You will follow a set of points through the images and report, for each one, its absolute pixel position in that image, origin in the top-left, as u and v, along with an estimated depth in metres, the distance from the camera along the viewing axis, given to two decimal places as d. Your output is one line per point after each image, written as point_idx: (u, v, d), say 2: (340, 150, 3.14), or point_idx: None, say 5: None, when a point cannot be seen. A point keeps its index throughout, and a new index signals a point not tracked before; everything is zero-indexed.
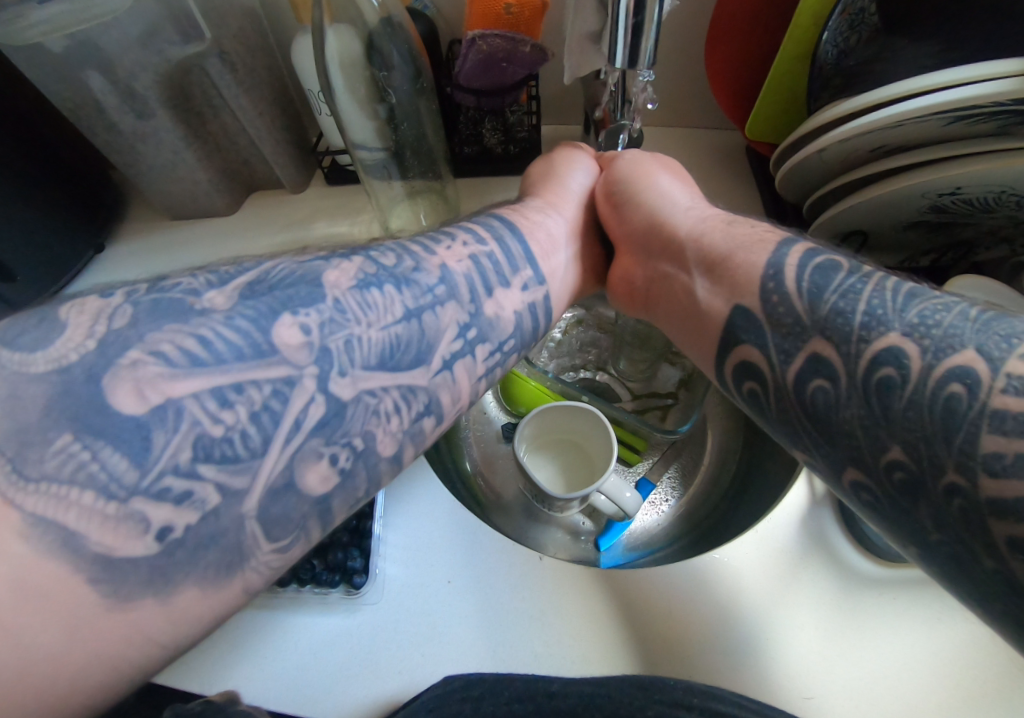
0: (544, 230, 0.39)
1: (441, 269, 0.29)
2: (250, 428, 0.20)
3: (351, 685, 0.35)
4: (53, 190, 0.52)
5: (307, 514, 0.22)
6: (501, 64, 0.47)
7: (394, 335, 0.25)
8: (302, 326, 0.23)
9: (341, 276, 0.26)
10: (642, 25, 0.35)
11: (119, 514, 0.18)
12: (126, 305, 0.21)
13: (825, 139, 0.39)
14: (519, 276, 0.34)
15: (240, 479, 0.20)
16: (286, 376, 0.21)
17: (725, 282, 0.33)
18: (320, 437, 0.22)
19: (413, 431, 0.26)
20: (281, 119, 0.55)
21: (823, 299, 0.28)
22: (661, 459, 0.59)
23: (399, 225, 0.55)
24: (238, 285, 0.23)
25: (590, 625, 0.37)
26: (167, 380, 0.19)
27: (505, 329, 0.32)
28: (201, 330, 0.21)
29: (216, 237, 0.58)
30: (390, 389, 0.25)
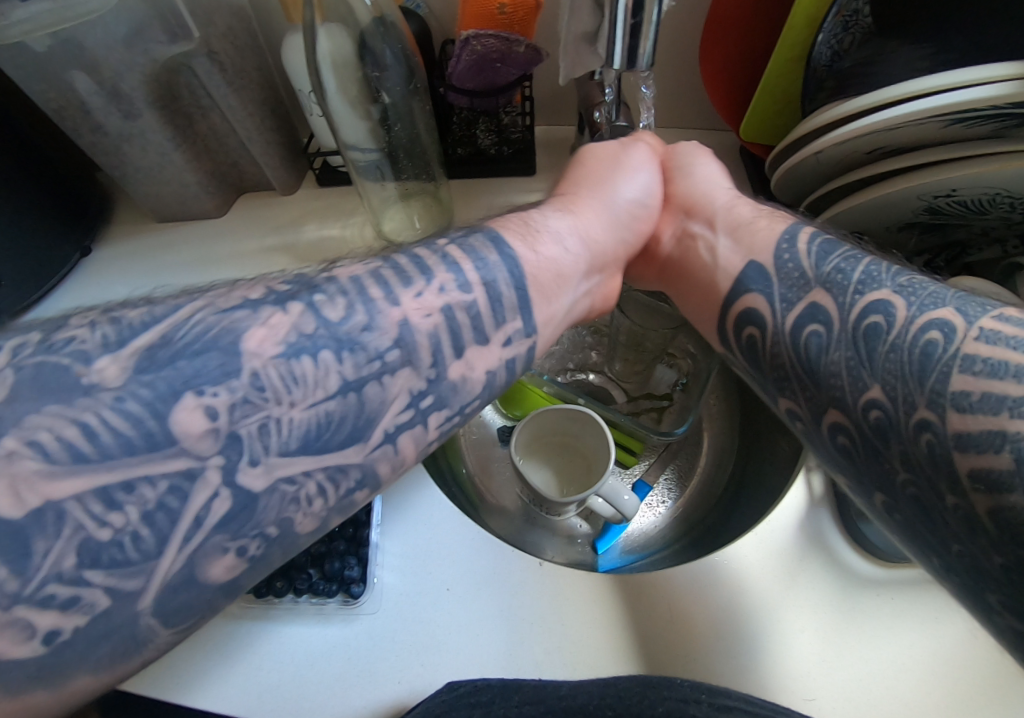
0: (554, 265, 0.33)
1: (398, 327, 0.25)
2: (143, 528, 0.18)
3: (352, 696, 0.34)
4: (32, 189, 0.50)
5: (210, 601, 0.21)
6: (495, 65, 0.47)
7: (323, 413, 0.22)
8: (207, 408, 0.20)
9: (267, 337, 0.22)
10: (641, 25, 0.35)
11: (0, 623, 0.16)
12: (7, 370, 0.18)
13: (821, 142, 0.39)
14: (502, 330, 0.29)
15: (132, 580, 0.18)
16: (184, 469, 0.19)
17: (745, 243, 0.34)
18: (225, 532, 0.20)
19: (342, 506, 0.24)
20: (272, 120, 0.54)
21: (827, 261, 0.30)
22: (657, 460, 0.58)
23: (392, 228, 0.54)
24: (136, 348, 0.20)
25: (591, 632, 0.37)
26: (44, 478, 0.17)
27: (471, 392, 0.28)
28: (86, 414, 0.18)
29: (207, 239, 0.57)
30: (314, 472, 0.22)
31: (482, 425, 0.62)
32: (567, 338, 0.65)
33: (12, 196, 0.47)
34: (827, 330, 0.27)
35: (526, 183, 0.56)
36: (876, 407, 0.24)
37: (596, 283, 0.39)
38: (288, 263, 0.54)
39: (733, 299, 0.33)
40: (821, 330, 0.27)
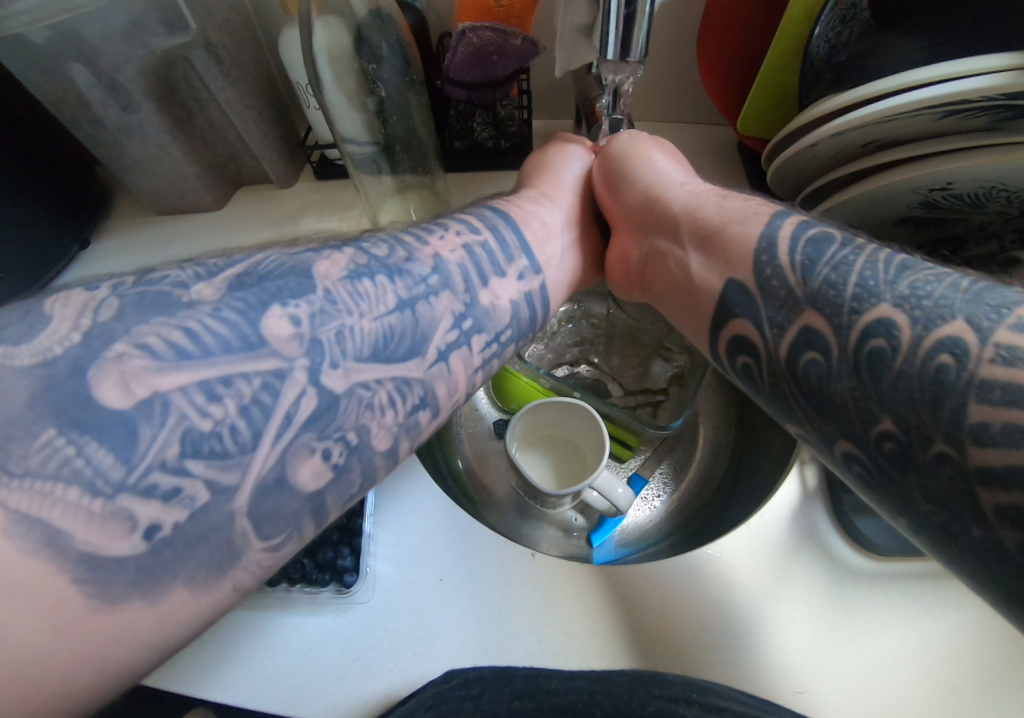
0: (538, 218, 0.39)
1: (434, 259, 0.30)
2: (239, 422, 0.20)
3: (344, 687, 0.34)
4: (30, 181, 0.50)
5: (299, 512, 0.22)
6: (492, 57, 0.46)
7: (388, 325, 0.26)
8: (291, 318, 0.23)
9: (332, 266, 0.26)
10: (634, 14, 0.34)
11: (104, 513, 0.17)
12: (111, 299, 0.21)
13: (816, 134, 0.39)
14: (515, 266, 0.34)
15: (229, 474, 0.20)
16: (275, 368, 0.21)
17: (720, 255, 0.33)
18: (312, 432, 0.22)
19: (407, 426, 0.26)
20: (269, 114, 0.54)
21: (814, 272, 0.28)
22: (652, 455, 0.59)
23: (389, 221, 0.54)
24: (226, 278, 0.23)
25: (582, 623, 0.37)
26: (153, 373, 0.19)
27: (501, 319, 0.32)
28: (188, 322, 0.21)
29: (205, 231, 0.57)
30: (384, 382, 0.25)
31: (478, 419, 0.62)
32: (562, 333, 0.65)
33: (10, 187, 0.48)
34: (823, 357, 0.25)
35: None
36: (888, 439, 0.22)
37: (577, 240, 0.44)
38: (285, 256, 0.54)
39: (720, 323, 0.32)
40: (817, 358, 0.26)
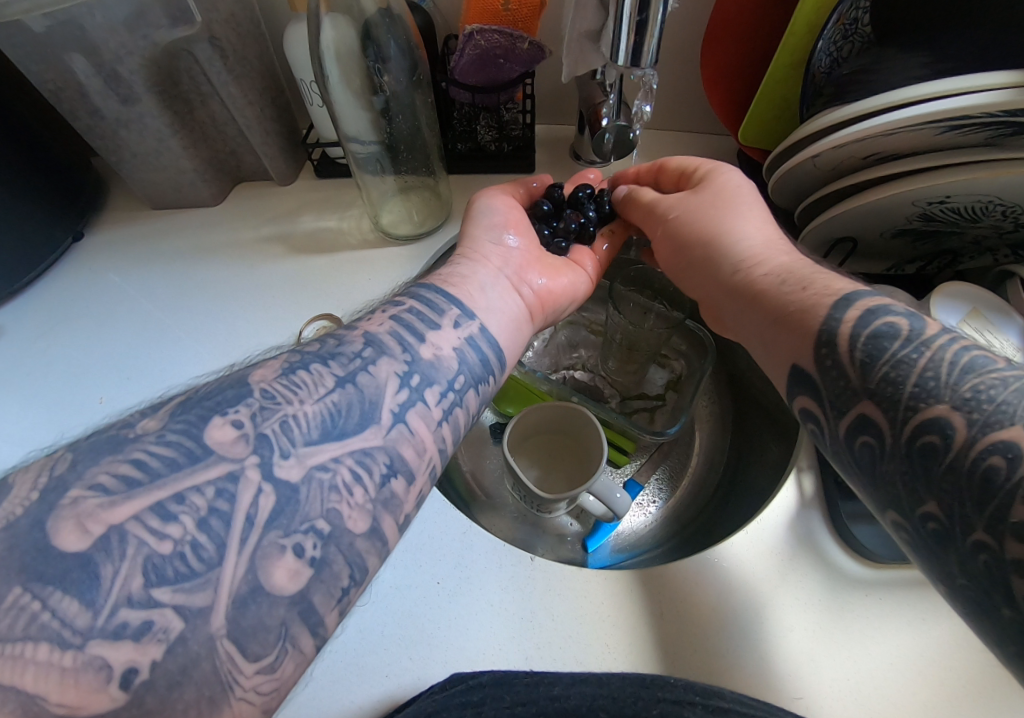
0: (468, 280, 0.38)
1: (364, 334, 0.31)
2: (200, 537, 0.20)
3: (340, 692, 0.34)
4: (27, 172, 0.49)
5: (285, 619, 0.21)
6: (498, 61, 0.47)
7: (332, 404, 0.26)
8: (233, 422, 0.24)
9: (267, 371, 0.27)
10: (646, 23, 0.35)
11: (78, 664, 0.17)
12: (66, 451, 0.21)
13: (818, 146, 0.39)
14: (448, 318, 0.34)
15: (200, 595, 0.19)
16: (228, 471, 0.22)
17: (782, 324, 0.32)
18: (278, 530, 0.22)
19: (384, 499, 0.25)
20: (271, 109, 0.54)
21: (875, 368, 0.26)
22: (648, 461, 0.59)
23: (390, 220, 0.53)
24: (170, 405, 0.24)
25: (581, 624, 0.37)
26: (107, 508, 0.19)
27: (450, 367, 0.31)
28: (135, 453, 0.21)
29: (204, 227, 0.57)
30: (342, 458, 0.25)
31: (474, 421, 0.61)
32: (560, 336, 0.66)
33: (6, 177, 0.47)
34: (877, 442, 0.25)
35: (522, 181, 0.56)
36: (932, 520, 0.23)
37: (520, 298, 0.40)
38: (283, 253, 0.54)
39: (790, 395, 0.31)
40: (871, 441, 0.25)
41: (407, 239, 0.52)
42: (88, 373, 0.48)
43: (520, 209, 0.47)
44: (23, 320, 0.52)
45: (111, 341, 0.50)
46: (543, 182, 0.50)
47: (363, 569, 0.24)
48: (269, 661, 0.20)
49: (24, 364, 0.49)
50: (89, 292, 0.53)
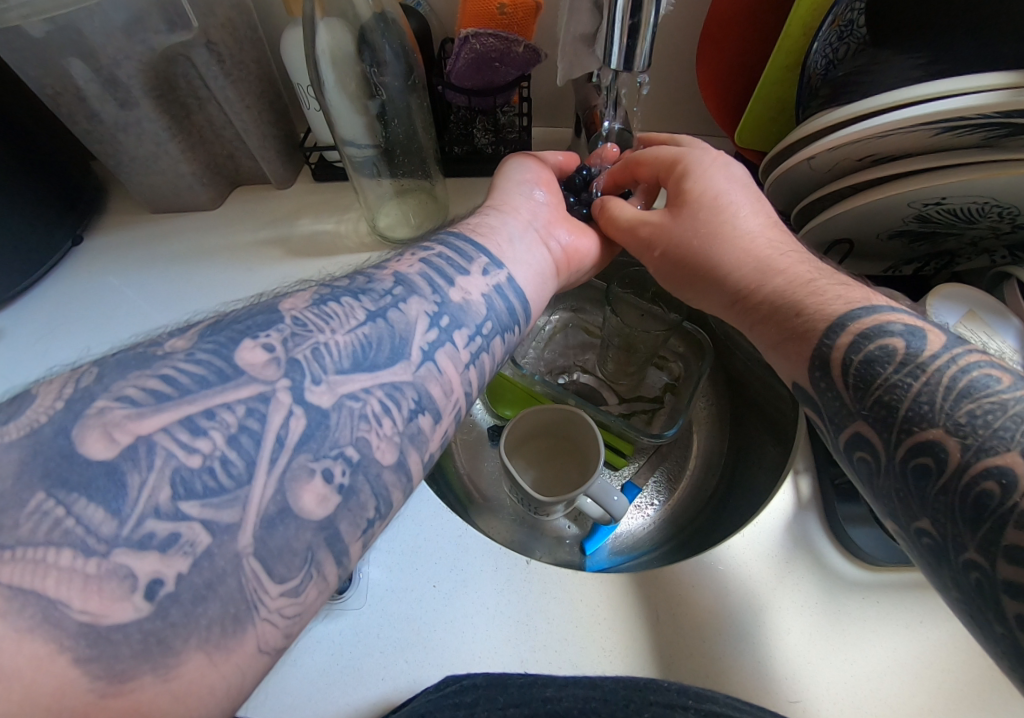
0: (500, 234, 0.38)
1: (394, 275, 0.31)
2: (230, 453, 0.20)
3: (336, 694, 0.34)
4: (28, 173, 0.49)
5: (312, 543, 0.21)
6: (494, 64, 0.47)
7: (362, 337, 0.26)
8: (264, 346, 0.24)
9: (297, 301, 0.27)
10: (639, 25, 0.35)
11: (102, 571, 0.17)
12: (94, 366, 0.21)
13: (813, 149, 0.39)
14: (477, 265, 0.34)
15: (227, 512, 0.19)
16: (259, 392, 0.22)
17: (780, 345, 0.32)
18: (308, 453, 0.22)
19: (411, 434, 0.26)
20: (269, 114, 0.54)
21: (869, 390, 0.26)
22: (646, 463, 0.59)
23: (387, 224, 0.53)
24: (200, 328, 0.24)
25: (574, 629, 0.37)
26: (135, 420, 0.19)
27: (478, 312, 0.32)
28: (165, 369, 0.21)
29: (202, 230, 0.57)
30: (372, 390, 0.25)
31: (470, 425, 0.61)
32: (556, 339, 0.66)
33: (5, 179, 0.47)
34: (873, 457, 0.26)
35: None
36: (926, 535, 0.23)
37: (547, 252, 0.41)
38: (280, 257, 0.54)
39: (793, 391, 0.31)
40: (867, 457, 0.26)
41: (403, 242, 0.52)
42: None
43: (552, 172, 0.48)
44: (23, 322, 0.52)
45: (112, 344, 0.50)
46: (571, 157, 0.50)
47: (388, 504, 0.24)
48: (292, 586, 0.20)
49: (28, 365, 0.49)
50: (88, 295, 0.53)
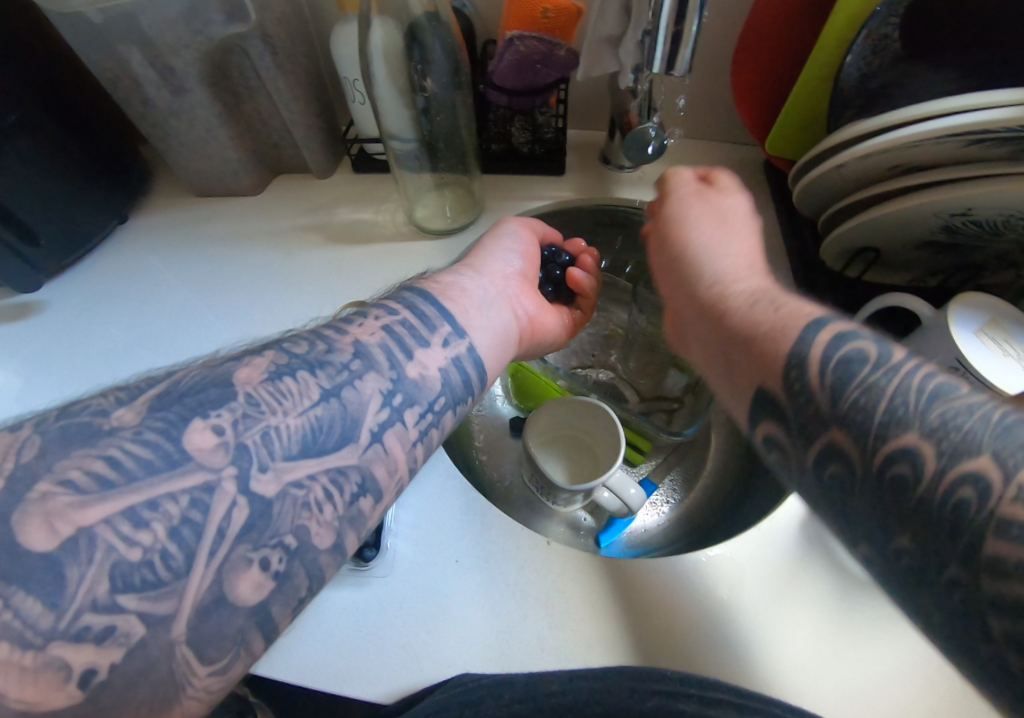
0: (461, 291, 0.38)
1: (354, 345, 0.31)
2: (170, 545, 0.21)
3: (358, 660, 0.35)
4: (74, 167, 0.52)
5: (242, 628, 0.23)
6: (535, 65, 0.48)
7: (314, 419, 0.27)
8: (214, 428, 0.24)
9: (253, 371, 0.27)
10: (681, 33, 0.37)
11: (37, 664, 0.18)
12: (35, 435, 0.22)
13: (844, 155, 0.41)
14: (438, 334, 0.34)
15: (163, 603, 0.21)
16: (203, 482, 0.23)
17: (746, 353, 0.30)
18: (247, 544, 0.23)
19: (351, 516, 0.27)
20: (315, 104, 0.56)
21: (840, 359, 0.26)
22: (663, 462, 0.60)
23: (424, 214, 0.55)
24: (147, 400, 0.25)
25: (590, 611, 0.38)
26: (79, 508, 0.20)
27: (433, 389, 0.32)
28: (110, 450, 0.22)
29: (239, 214, 0.59)
30: (318, 476, 0.26)
31: (493, 415, 0.63)
32: (579, 339, 0.67)
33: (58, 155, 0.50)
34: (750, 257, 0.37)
35: (555, 183, 0.58)
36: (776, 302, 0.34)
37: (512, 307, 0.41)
38: (321, 242, 0.56)
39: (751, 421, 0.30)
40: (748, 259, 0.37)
41: (439, 234, 0.54)
42: (125, 350, 0.50)
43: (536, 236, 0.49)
44: (59, 295, 0.54)
45: (154, 318, 0.52)
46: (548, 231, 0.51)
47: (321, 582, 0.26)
48: (222, 665, 0.22)
49: (63, 336, 0.52)
50: (132, 271, 0.56)
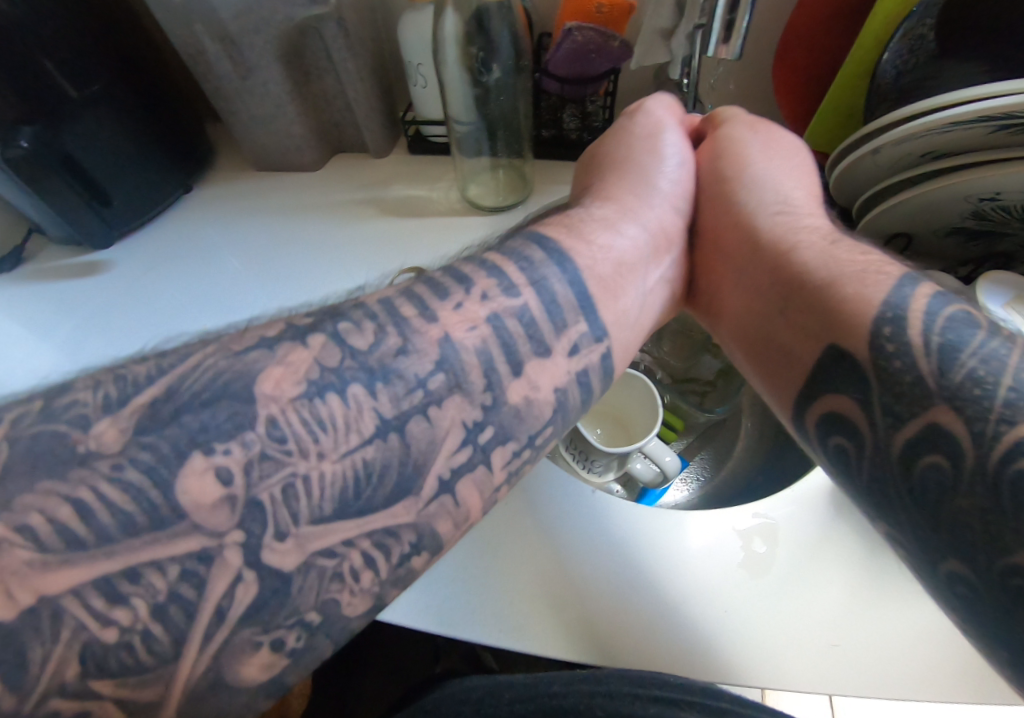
0: (615, 255, 0.41)
1: (440, 348, 0.31)
2: (152, 626, 0.21)
3: (404, 602, 0.37)
4: (144, 128, 0.57)
5: (244, 702, 0.24)
6: (591, 55, 0.52)
7: (358, 466, 0.27)
8: (219, 472, 0.24)
9: (284, 378, 0.27)
10: (734, 22, 0.40)
11: None
12: (5, 441, 0.22)
13: (879, 139, 0.44)
14: (566, 337, 0.36)
15: (144, 690, 0.21)
16: (200, 549, 0.23)
17: (819, 308, 0.35)
18: (252, 627, 0.24)
19: (397, 575, 0.29)
20: (376, 85, 0.59)
21: (958, 363, 0.28)
22: (694, 442, 0.63)
23: (476, 193, 0.59)
24: (136, 407, 0.24)
25: (613, 578, 0.38)
26: (40, 568, 0.20)
27: (535, 419, 0.34)
28: (81, 492, 0.21)
29: (294, 188, 0.62)
30: (356, 541, 0.27)
31: None
32: None
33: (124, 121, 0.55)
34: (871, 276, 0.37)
35: None
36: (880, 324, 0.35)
37: (665, 264, 0.45)
38: (373, 213, 0.59)
39: (815, 398, 0.35)
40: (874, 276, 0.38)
41: (491, 210, 0.57)
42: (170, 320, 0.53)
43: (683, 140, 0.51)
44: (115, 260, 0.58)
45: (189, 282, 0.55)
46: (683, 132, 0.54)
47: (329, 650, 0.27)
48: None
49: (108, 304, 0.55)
50: (189, 233, 0.60)
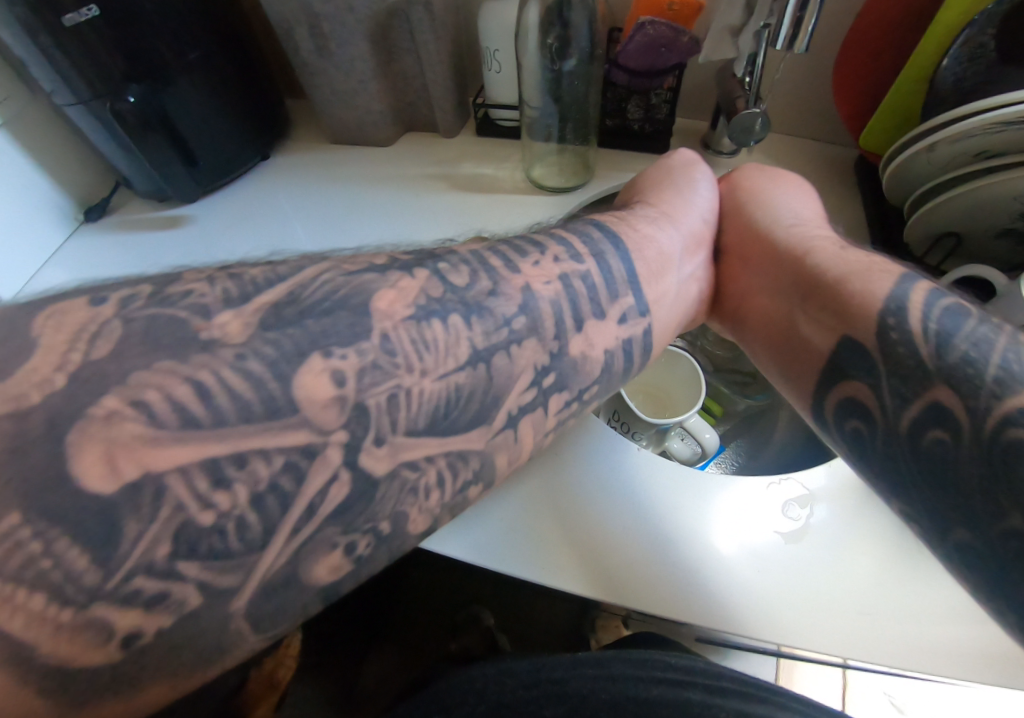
0: (657, 247, 0.41)
1: (522, 295, 0.32)
2: (248, 515, 0.22)
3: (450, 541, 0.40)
4: (233, 100, 0.62)
5: (308, 602, 0.26)
6: (660, 49, 0.55)
7: (453, 386, 0.29)
8: (334, 375, 0.25)
9: (397, 300, 0.28)
10: (804, 17, 0.44)
11: (78, 622, 0.19)
12: (110, 325, 0.22)
13: (929, 137, 0.47)
14: (618, 305, 0.37)
15: (225, 577, 0.22)
16: (305, 445, 0.24)
17: (832, 311, 0.38)
18: (337, 527, 0.25)
19: (454, 502, 0.31)
20: (455, 69, 0.63)
21: (950, 347, 0.32)
22: (732, 428, 0.65)
23: (540, 174, 0.62)
24: (256, 306, 0.25)
25: (644, 542, 0.39)
26: (150, 443, 0.21)
27: (588, 373, 0.35)
28: (197, 375, 0.22)
29: (362, 164, 0.66)
30: (436, 458, 0.29)
31: None
32: None
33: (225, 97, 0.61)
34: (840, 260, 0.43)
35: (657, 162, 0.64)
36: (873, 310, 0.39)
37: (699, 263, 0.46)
38: (448, 188, 0.62)
39: (835, 382, 0.37)
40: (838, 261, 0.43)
41: (554, 190, 0.60)
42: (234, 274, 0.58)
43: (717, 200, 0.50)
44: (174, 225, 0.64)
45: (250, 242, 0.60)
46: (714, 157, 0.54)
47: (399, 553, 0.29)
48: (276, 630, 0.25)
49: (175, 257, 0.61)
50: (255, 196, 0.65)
